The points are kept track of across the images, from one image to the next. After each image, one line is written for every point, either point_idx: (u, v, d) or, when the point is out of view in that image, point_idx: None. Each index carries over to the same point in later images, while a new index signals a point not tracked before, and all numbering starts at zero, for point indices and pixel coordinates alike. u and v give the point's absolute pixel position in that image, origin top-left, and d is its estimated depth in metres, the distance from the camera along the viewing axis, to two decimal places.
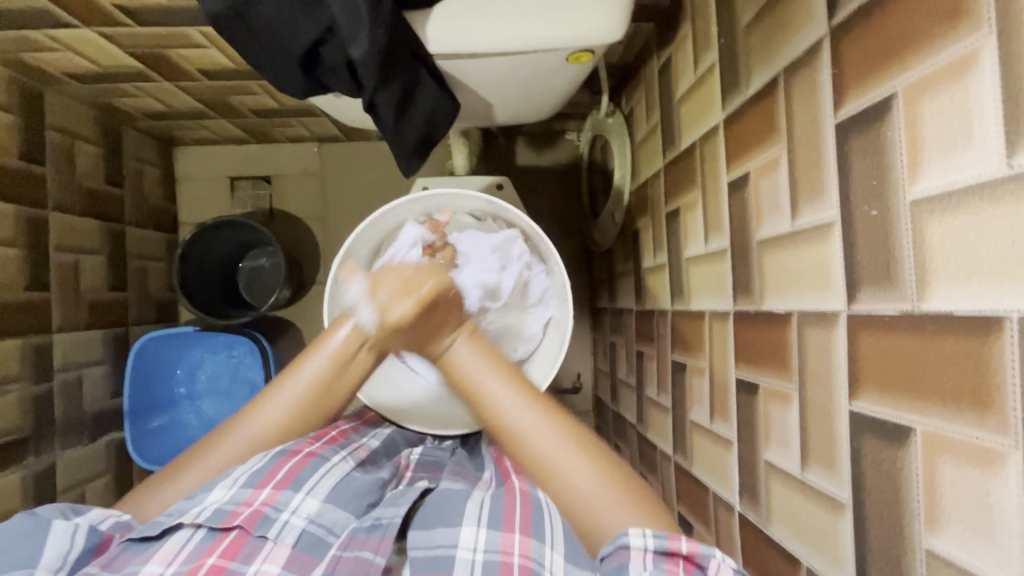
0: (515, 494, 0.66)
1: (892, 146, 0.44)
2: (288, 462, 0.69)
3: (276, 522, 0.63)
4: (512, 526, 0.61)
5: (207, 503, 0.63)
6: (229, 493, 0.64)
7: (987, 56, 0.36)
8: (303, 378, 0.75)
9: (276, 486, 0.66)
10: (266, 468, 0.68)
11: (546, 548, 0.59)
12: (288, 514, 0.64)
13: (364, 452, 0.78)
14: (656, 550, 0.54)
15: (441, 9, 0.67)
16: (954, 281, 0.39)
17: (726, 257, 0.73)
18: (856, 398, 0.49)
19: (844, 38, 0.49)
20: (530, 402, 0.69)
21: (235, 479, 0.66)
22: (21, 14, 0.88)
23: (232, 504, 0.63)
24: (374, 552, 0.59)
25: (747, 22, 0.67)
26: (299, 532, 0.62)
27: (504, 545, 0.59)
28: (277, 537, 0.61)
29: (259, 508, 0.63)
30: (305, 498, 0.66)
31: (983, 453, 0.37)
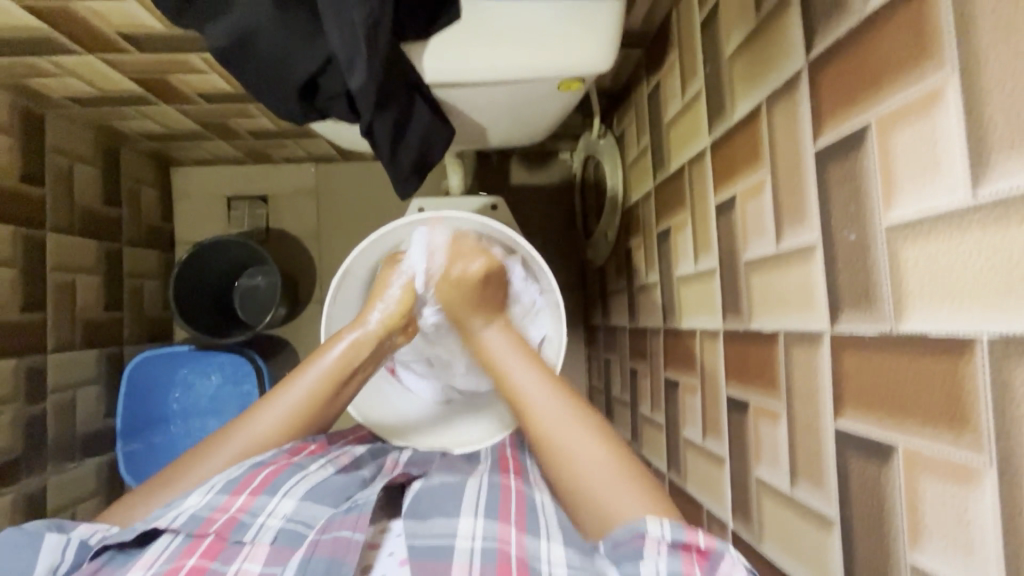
0: (511, 492, 0.69)
1: (867, 174, 0.46)
2: (265, 468, 0.68)
3: (252, 527, 0.63)
4: (509, 520, 0.63)
5: (183, 508, 0.64)
6: (205, 499, 0.64)
7: (950, 93, 0.38)
8: (296, 390, 0.75)
9: (253, 492, 0.66)
10: (243, 475, 0.67)
11: (543, 541, 0.60)
12: (264, 518, 0.64)
13: (345, 458, 0.78)
14: (672, 541, 0.52)
15: (436, 40, 0.69)
16: (929, 303, 0.41)
17: (715, 277, 0.75)
18: (841, 417, 0.50)
19: (821, 71, 0.52)
20: (550, 387, 0.71)
21: (212, 486, 0.66)
22: (25, 42, 0.90)
23: (208, 510, 0.63)
24: (353, 530, 0.60)
25: (731, 53, 0.70)
26: (275, 531, 0.63)
27: (502, 535, 0.60)
28: (254, 540, 0.62)
29: (235, 515, 0.63)
30: (282, 500, 0.66)
31: (959, 470, 0.39)
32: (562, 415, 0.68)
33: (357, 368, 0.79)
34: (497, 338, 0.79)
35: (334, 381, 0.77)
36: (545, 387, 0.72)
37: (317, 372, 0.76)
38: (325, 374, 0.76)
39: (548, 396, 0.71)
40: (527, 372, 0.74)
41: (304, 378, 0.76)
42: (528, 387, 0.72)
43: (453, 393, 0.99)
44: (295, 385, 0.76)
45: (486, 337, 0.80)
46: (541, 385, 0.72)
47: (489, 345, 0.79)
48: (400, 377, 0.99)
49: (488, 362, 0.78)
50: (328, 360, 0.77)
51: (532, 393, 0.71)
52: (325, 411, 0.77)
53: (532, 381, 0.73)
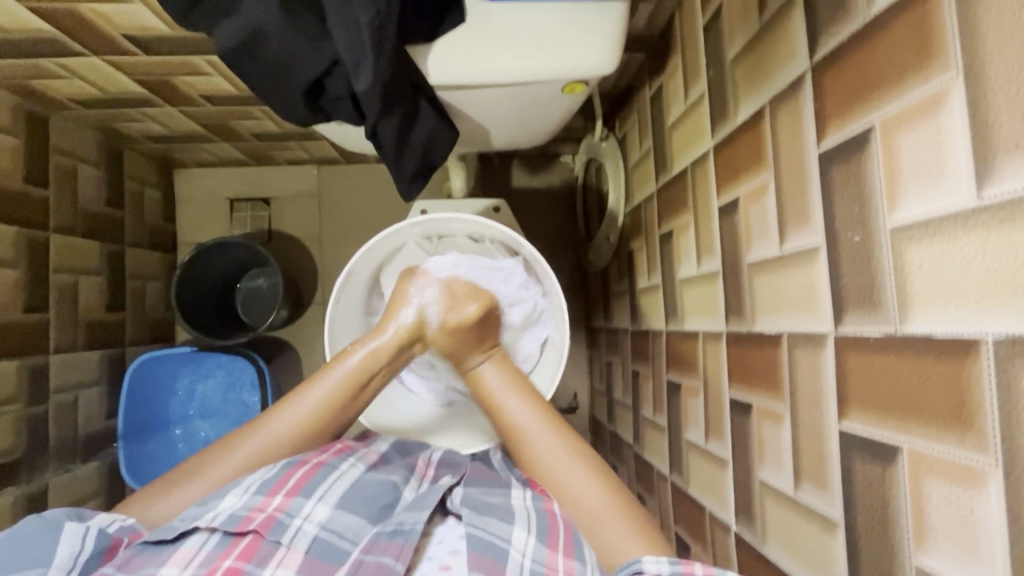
0: (557, 519, 0.66)
1: (871, 176, 0.47)
2: (298, 470, 0.69)
3: (289, 528, 0.62)
4: (556, 544, 0.62)
5: (220, 508, 0.63)
6: (242, 500, 0.64)
7: (955, 95, 0.38)
8: (314, 397, 0.75)
9: (288, 493, 0.65)
10: (276, 476, 0.68)
11: (588, 568, 0.59)
12: (301, 520, 0.63)
13: (374, 455, 0.79)
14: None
15: (440, 43, 0.70)
16: (933, 305, 0.41)
17: (718, 279, 0.75)
18: (845, 418, 0.50)
19: (825, 74, 0.52)
20: (548, 423, 0.72)
21: (247, 487, 0.66)
22: (31, 43, 0.91)
23: (245, 510, 0.63)
24: (395, 559, 0.60)
25: (734, 56, 0.70)
26: (311, 538, 0.62)
27: (550, 561, 0.59)
28: (290, 542, 0.61)
29: (272, 514, 0.62)
30: (317, 505, 0.65)
31: (965, 471, 0.39)
32: (560, 452, 0.69)
33: (371, 378, 0.79)
34: (494, 374, 0.79)
35: (353, 389, 0.77)
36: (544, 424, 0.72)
37: (332, 381, 0.76)
38: (341, 384, 0.76)
39: (546, 433, 0.71)
40: (525, 409, 0.74)
41: (322, 384, 0.76)
42: (524, 425, 0.73)
43: (453, 394, 0.97)
44: (312, 391, 0.76)
45: (483, 373, 0.80)
46: (539, 421, 0.72)
47: (485, 379, 0.80)
48: (403, 379, 0.98)
49: (484, 399, 0.78)
50: (343, 369, 0.77)
51: (530, 430, 0.72)
52: (337, 421, 0.77)
53: (528, 418, 0.73)
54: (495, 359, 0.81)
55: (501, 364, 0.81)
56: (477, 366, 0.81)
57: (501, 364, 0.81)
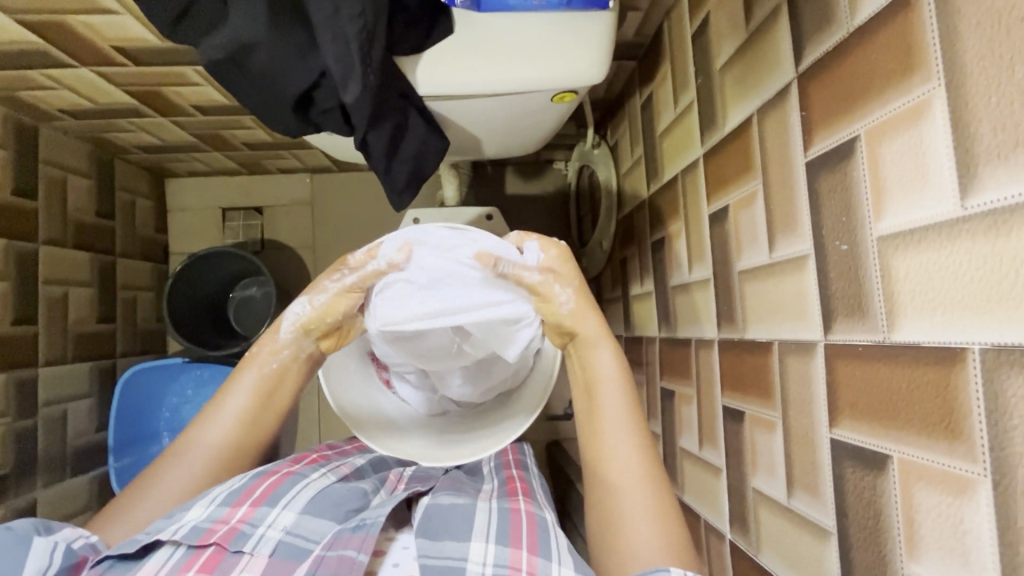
0: (522, 515, 0.66)
1: (857, 185, 0.47)
2: (264, 481, 0.69)
3: (252, 537, 0.62)
4: (520, 543, 0.61)
5: (184, 521, 0.62)
6: (207, 512, 0.63)
7: (938, 105, 0.39)
8: (233, 403, 0.76)
9: (254, 503, 0.65)
10: (243, 487, 0.67)
11: (555, 564, 0.58)
12: (264, 528, 0.63)
13: (345, 468, 0.79)
14: None
15: (429, 54, 0.70)
16: (919, 314, 0.41)
17: (710, 286, 0.76)
18: (836, 426, 0.50)
19: (811, 83, 0.52)
20: (636, 432, 0.69)
21: (212, 498, 0.65)
22: (20, 56, 0.91)
23: (209, 522, 0.62)
24: (358, 550, 0.59)
25: (722, 64, 0.71)
26: (275, 543, 0.61)
27: (513, 560, 0.59)
28: (253, 549, 0.60)
29: (236, 525, 0.62)
30: (282, 511, 0.65)
31: (955, 480, 0.38)
32: (634, 464, 0.67)
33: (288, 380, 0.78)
34: (611, 363, 0.73)
35: (263, 396, 0.77)
36: (628, 430, 0.69)
37: (246, 386, 0.77)
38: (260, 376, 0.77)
39: (630, 442, 0.69)
40: (614, 410, 0.71)
41: (234, 392, 0.76)
42: (610, 432, 0.70)
43: (448, 404, 0.97)
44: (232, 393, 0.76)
45: (596, 360, 0.74)
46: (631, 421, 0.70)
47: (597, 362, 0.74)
48: (395, 388, 0.96)
49: (587, 378, 0.74)
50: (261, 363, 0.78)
51: (614, 425, 0.70)
52: (262, 421, 0.77)
53: (621, 415, 0.70)
54: (609, 343, 0.74)
55: (613, 345, 0.75)
56: (598, 358, 0.74)
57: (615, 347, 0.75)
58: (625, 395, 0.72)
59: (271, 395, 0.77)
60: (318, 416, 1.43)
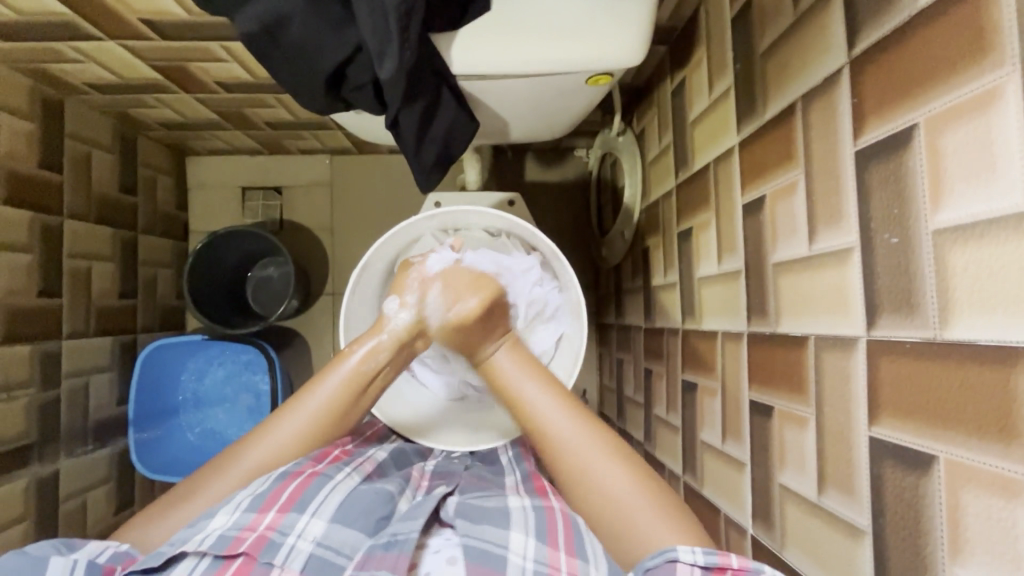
0: (556, 514, 0.65)
1: (913, 176, 0.45)
2: (291, 483, 0.66)
3: (283, 547, 0.59)
4: (557, 543, 0.60)
5: (209, 529, 0.61)
6: (233, 519, 0.61)
7: (1012, 91, 0.37)
8: (318, 399, 0.74)
9: (281, 509, 0.63)
10: (269, 491, 0.65)
11: (592, 567, 0.57)
12: (294, 538, 0.61)
13: (368, 466, 0.76)
14: (706, 565, 0.51)
15: (463, 31, 0.68)
16: (977, 311, 0.40)
17: (741, 278, 0.74)
18: (876, 424, 0.49)
19: (864, 68, 0.50)
20: (567, 407, 0.70)
21: (238, 504, 0.63)
22: (48, 27, 0.90)
23: (235, 530, 0.60)
24: (391, 571, 0.56)
25: (764, 49, 0.69)
26: (306, 557, 0.59)
27: (552, 559, 0.58)
28: (284, 562, 0.58)
29: (264, 533, 0.60)
30: (311, 519, 0.63)
31: (1009, 483, 0.37)
32: (581, 431, 0.67)
33: (379, 373, 0.78)
34: (509, 361, 0.76)
35: (355, 391, 0.76)
36: (560, 405, 0.70)
37: (337, 378, 0.76)
38: (348, 379, 0.76)
39: (563, 413, 0.70)
40: (545, 393, 0.72)
41: (328, 383, 0.75)
42: (547, 412, 0.70)
43: (467, 389, 0.95)
44: (320, 387, 0.75)
45: (498, 362, 0.77)
46: (559, 407, 0.70)
47: (501, 366, 0.76)
48: (415, 372, 0.95)
49: (501, 388, 0.75)
50: (350, 364, 0.76)
51: (547, 414, 0.70)
52: (350, 416, 0.76)
53: (549, 405, 0.70)
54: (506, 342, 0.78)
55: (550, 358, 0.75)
56: (498, 360, 0.77)
57: (514, 348, 0.78)
58: (544, 385, 0.73)
59: (364, 389, 0.77)
60: None
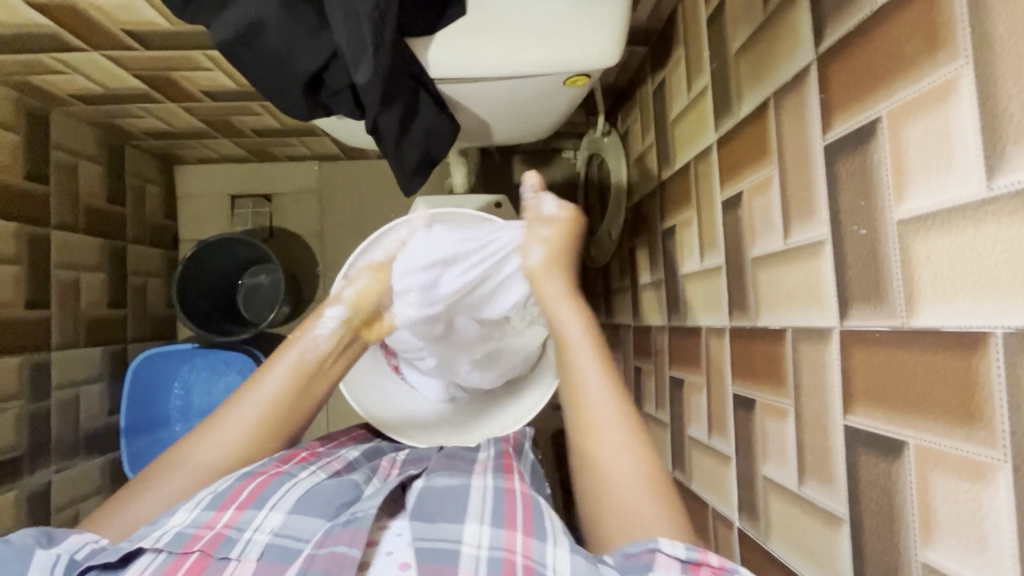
0: (516, 495, 0.64)
1: (878, 168, 0.46)
2: (252, 481, 0.64)
3: (239, 542, 0.57)
4: (515, 524, 0.58)
5: (167, 526, 0.59)
6: (191, 516, 0.60)
7: (965, 84, 0.38)
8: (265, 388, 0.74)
9: (240, 507, 0.61)
10: (230, 489, 0.63)
11: (550, 546, 0.56)
12: (251, 532, 0.59)
13: (337, 463, 0.74)
14: (686, 560, 0.52)
15: (440, 35, 0.69)
16: (940, 299, 0.40)
17: (722, 273, 0.75)
18: (850, 413, 0.50)
19: (831, 64, 0.51)
20: (616, 397, 0.68)
21: (197, 502, 0.62)
22: (30, 39, 0.90)
23: (192, 528, 0.58)
24: (350, 545, 0.55)
25: (738, 47, 0.70)
26: (263, 546, 0.57)
27: (508, 542, 0.56)
28: (241, 555, 0.56)
29: (221, 531, 0.58)
30: (269, 513, 0.61)
31: (973, 466, 0.38)
32: (612, 417, 0.67)
33: (330, 358, 0.78)
34: (572, 321, 0.74)
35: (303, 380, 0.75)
36: (608, 386, 0.69)
37: (286, 365, 0.75)
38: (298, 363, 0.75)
39: (606, 393, 0.69)
40: (592, 362, 0.71)
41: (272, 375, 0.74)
42: (590, 382, 0.70)
43: (457, 391, 0.95)
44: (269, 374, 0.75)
45: (563, 320, 0.74)
46: (609, 395, 0.68)
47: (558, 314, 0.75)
48: (404, 374, 0.96)
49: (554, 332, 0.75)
50: (302, 347, 0.76)
51: (594, 396, 0.69)
52: (299, 406, 0.75)
53: (600, 386, 0.69)
54: (570, 301, 0.75)
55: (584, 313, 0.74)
56: (561, 316, 0.75)
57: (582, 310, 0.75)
58: (602, 363, 0.71)
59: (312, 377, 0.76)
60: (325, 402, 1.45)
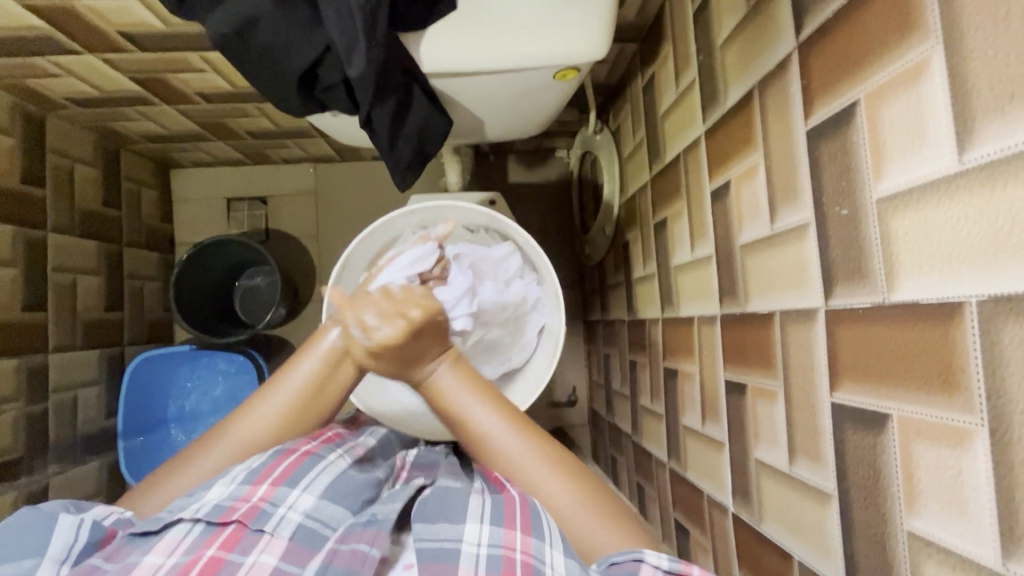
0: (515, 499, 0.61)
1: (857, 149, 0.47)
2: (287, 457, 0.64)
3: (274, 516, 0.58)
4: (514, 524, 0.57)
5: (206, 499, 0.59)
6: (229, 490, 0.60)
7: (936, 63, 0.39)
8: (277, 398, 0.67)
9: (274, 482, 0.61)
10: (264, 464, 0.63)
11: (549, 546, 0.55)
12: (285, 509, 0.59)
13: (359, 450, 0.74)
14: (669, 571, 0.51)
15: (432, 30, 0.70)
16: (917, 270, 0.42)
17: (712, 262, 0.76)
18: (836, 390, 0.51)
19: (811, 51, 0.53)
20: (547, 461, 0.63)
21: (233, 476, 0.62)
22: (25, 42, 0.92)
23: (231, 499, 0.59)
24: (370, 545, 0.56)
25: (723, 40, 0.71)
26: (294, 525, 0.58)
27: (508, 540, 0.56)
28: (275, 529, 0.57)
29: (257, 503, 0.59)
30: (302, 494, 0.61)
31: (953, 432, 0.39)
32: (535, 457, 0.63)
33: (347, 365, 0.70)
34: (480, 411, 0.66)
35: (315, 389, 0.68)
36: (520, 436, 0.64)
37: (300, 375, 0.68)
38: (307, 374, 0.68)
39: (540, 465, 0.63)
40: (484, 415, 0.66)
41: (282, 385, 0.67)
42: (484, 428, 0.65)
43: None
44: (276, 386, 0.68)
45: (471, 413, 0.66)
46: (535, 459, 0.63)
47: (443, 386, 0.68)
48: None
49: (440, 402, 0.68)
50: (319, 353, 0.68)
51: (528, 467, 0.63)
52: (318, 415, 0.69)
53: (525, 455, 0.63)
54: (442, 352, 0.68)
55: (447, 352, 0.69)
56: (470, 408, 0.66)
57: (492, 398, 0.67)
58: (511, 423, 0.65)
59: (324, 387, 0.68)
60: None
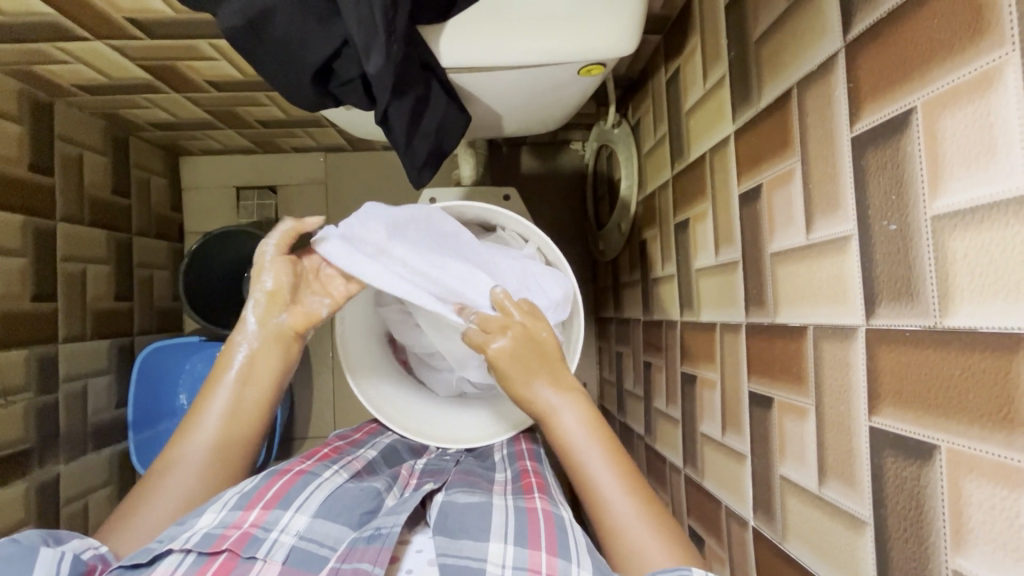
0: (537, 515, 0.60)
1: (911, 161, 0.44)
2: (277, 481, 0.63)
3: (265, 542, 0.56)
4: (538, 544, 0.56)
5: (196, 527, 0.57)
6: (219, 517, 0.58)
7: (1010, 72, 0.36)
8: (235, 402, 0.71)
9: (266, 506, 0.60)
10: (255, 489, 0.62)
11: (574, 565, 0.53)
12: (278, 533, 0.57)
13: (358, 463, 0.73)
14: None
15: (453, 23, 0.67)
16: (978, 298, 0.39)
17: (738, 269, 0.73)
18: (876, 414, 0.48)
19: (860, 53, 0.49)
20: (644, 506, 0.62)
21: (225, 502, 0.60)
22: (32, 27, 0.89)
23: (220, 528, 0.57)
24: (373, 563, 0.54)
25: (759, 35, 0.67)
26: (289, 549, 0.56)
27: (532, 562, 0.54)
28: (267, 555, 0.55)
29: (248, 530, 0.57)
30: (295, 515, 0.59)
31: (1011, 473, 0.37)
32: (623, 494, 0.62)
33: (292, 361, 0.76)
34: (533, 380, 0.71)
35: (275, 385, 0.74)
36: (589, 432, 0.68)
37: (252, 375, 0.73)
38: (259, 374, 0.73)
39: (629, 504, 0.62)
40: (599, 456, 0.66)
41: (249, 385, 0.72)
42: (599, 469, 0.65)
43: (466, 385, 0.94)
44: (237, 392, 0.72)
45: (552, 409, 0.70)
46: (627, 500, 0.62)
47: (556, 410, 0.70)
48: (412, 369, 0.95)
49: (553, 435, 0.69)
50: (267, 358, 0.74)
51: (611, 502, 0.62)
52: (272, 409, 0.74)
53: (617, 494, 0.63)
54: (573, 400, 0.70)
55: (577, 401, 0.70)
56: (529, 385, 0.71)
57: (576, 400, 0.70)
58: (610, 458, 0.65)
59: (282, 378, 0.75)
60: (332, 394, 1.45)
